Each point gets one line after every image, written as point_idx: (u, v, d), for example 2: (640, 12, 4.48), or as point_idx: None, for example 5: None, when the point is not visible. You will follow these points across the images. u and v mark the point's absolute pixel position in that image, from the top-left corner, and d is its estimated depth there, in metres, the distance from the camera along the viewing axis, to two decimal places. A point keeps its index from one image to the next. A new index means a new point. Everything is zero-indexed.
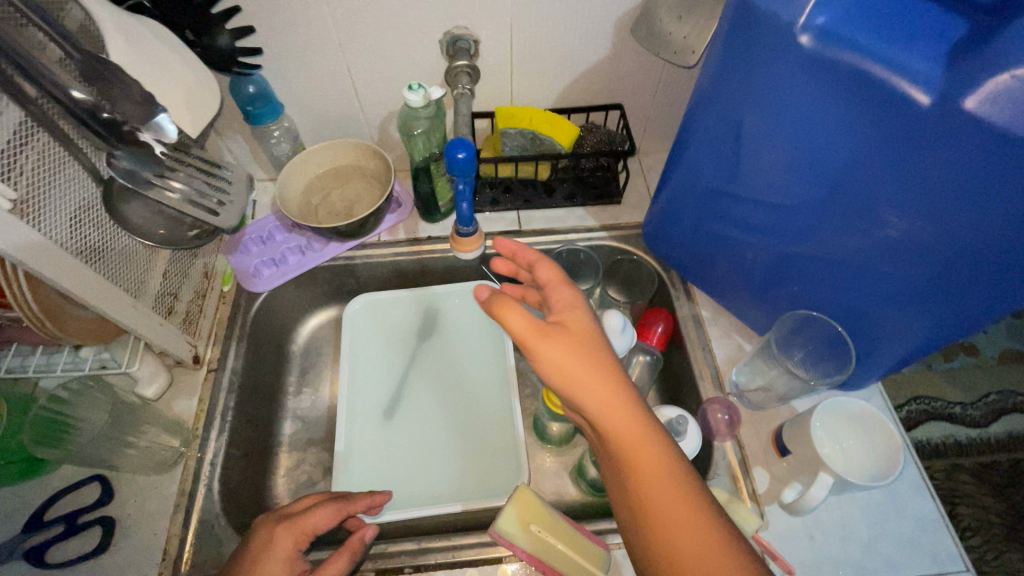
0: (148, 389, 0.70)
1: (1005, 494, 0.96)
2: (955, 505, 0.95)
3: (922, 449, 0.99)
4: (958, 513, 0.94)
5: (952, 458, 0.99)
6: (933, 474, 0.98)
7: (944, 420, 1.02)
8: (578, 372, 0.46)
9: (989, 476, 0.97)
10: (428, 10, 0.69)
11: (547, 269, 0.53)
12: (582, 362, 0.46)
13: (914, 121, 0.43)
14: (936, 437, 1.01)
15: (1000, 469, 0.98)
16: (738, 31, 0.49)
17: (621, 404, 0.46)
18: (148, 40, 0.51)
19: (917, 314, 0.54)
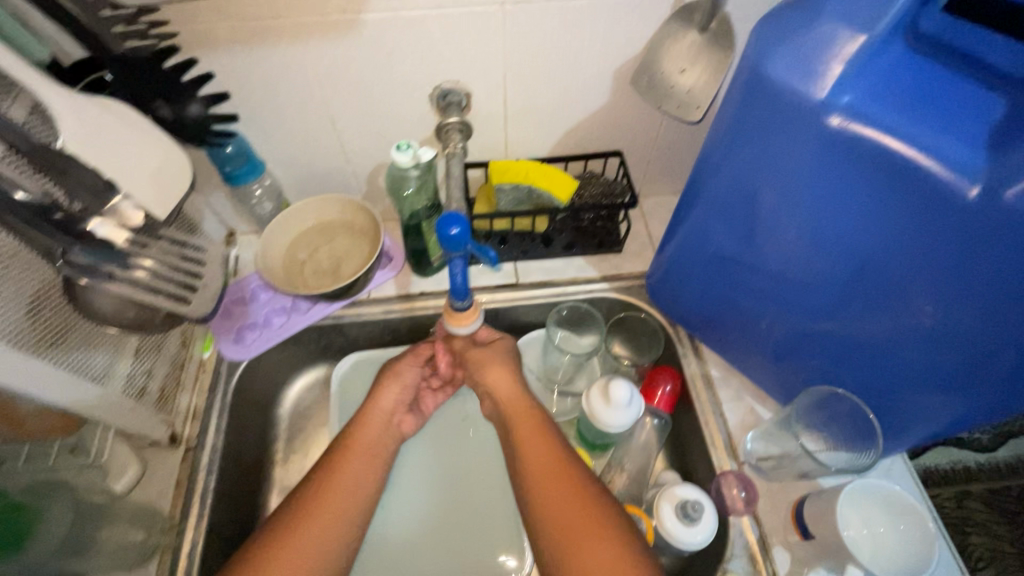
0: (118, 481, 0.64)
1: (1017, 522, 0.90)
2: (967, 535, 0.90)
3: (930, 476, 0.94)
4: (969, 543, 0.89)
5: (961, 485, 0.93)
6: (942, 503, 0.92)
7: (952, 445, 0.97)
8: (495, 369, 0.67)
9: (999, 502, 0.92)
10: (416, 65, 0.65)
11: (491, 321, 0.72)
12: (499, 367, 0.67)
13: (952, 212, 0.39)
14: (945, 463, 0.95)
15: (1012, 495, 0.93)
16: (756, 106, 0.45)
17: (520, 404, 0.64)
18: (108, 123, 0.47)
19: (951, 401, 0.50)
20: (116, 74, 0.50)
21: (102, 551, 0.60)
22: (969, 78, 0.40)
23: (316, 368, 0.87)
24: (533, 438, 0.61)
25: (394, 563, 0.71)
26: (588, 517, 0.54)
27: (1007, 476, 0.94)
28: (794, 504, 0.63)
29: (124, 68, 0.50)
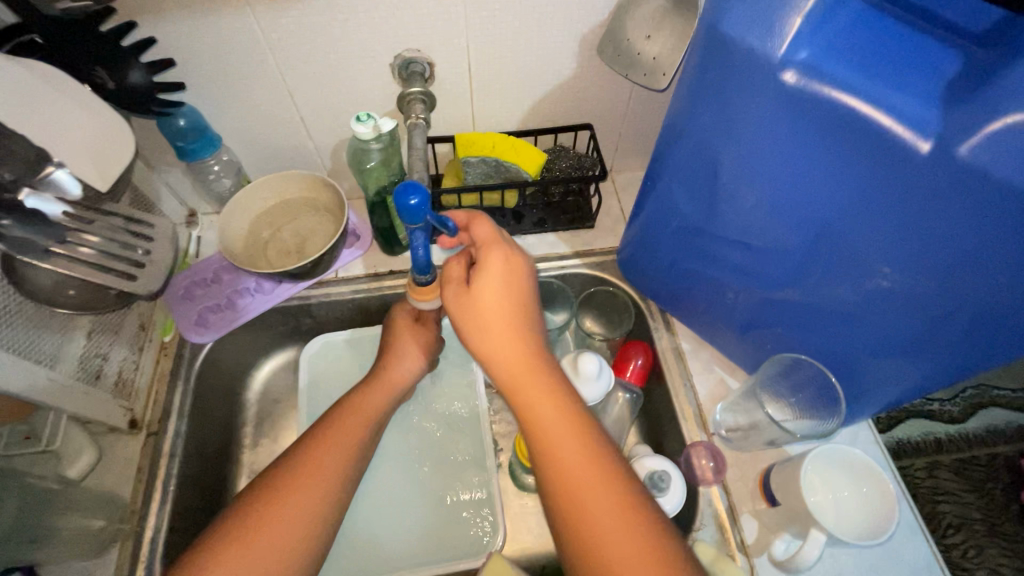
0: (72, 468, 0.62)
1: (985, 490, 0.93)
2: (938, 503, 0.91)
3: (901, 448, 0.97)
4: (940, 512, 0.90)
5: (932, 456, 0.95)
6: (914, 474, 0.94)
7: (925, 418, 0.99)
8: (497, 319, 0.51)
9: (970, 472, 0.94)
10: (373, 32, 0.63)
11: (482, 228, 0.55)
12: (504, 315, 0.51)
13: (908, 168, 0.39)
14: (917, 435, 0.98)
15: (981, 464, 0.95)
16: (715, 65, 0.44)
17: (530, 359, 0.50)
18: (37, 88, 0.45)
19: (910, 364, 0.50)
20: (46, 36, 0.47)
21: (59, 540, 0.59)
22: (928, 33, 0.39)
23: (285, 351, 0.85)
24: (544, 396, 0.49)
25: (366, 543, 0.70)
26: (636, 524, 0.44)
27: (977, 446, 0.97)
28: (762, 473, 0.64)
29: (54, 28, 0.47)
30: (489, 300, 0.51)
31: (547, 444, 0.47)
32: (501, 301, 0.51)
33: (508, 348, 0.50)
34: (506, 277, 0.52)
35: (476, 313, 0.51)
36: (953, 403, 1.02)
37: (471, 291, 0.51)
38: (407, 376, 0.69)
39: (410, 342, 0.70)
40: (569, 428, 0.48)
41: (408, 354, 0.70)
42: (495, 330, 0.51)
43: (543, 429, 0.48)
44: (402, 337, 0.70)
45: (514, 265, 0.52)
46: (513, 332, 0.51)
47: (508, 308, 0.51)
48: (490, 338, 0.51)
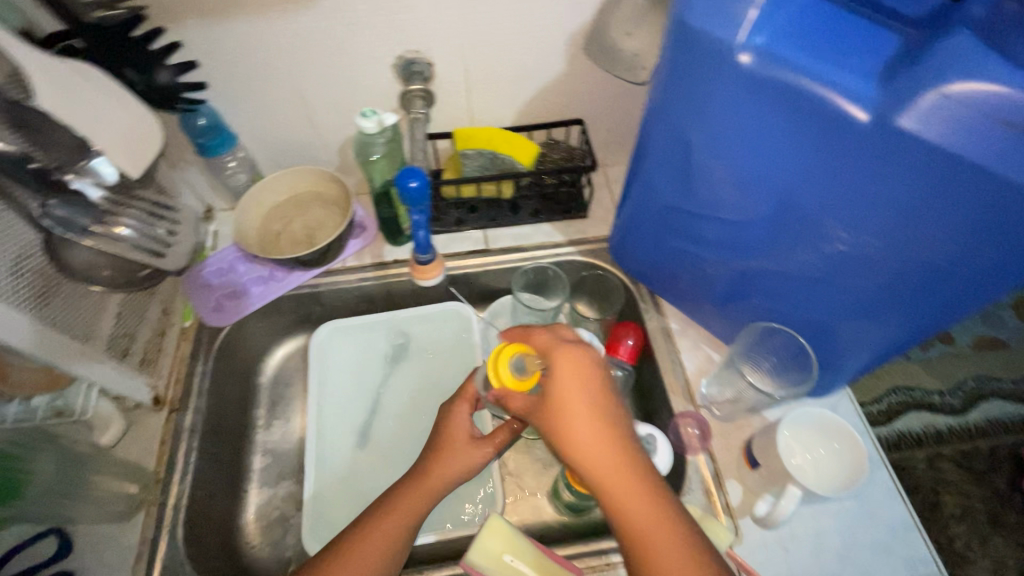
0: (103, 435, 0.68)
1: (986, 479, 0.95)
2: (939, 495, 0.94)
3: (902, 440, 0.99)
4: (941, 502, 0.93)
5: (933, 447, 0.98)
6: (915, 465, 0.97)
7: (923, 408, 1.02)
8: (575, 411, 0.49)
9: (969, 463, 0.97)
10: (375, 35, 0.69)
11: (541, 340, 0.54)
12: (583, 406, 0.49)
13: (854, 137, 0.43)
14: (917, 427, 1.00)
15: (981, 455, 0.98)
16: (683, 52, 0.48)
17: (617, 452, 0.48)
18: (76, 85, 0.50)
19: (873, 325, 0.55)
20: (88, 40, 0.54)
21: (90, 499, 0.64)
22: (870, 18, 0.44)
23: (296, 338, 0.90)
24: (632, 491, 0.46)
25: None
26: None
27: (977, 437, 1.00)
28: (745, 441, 0.67)
29: (95, 34, 0.53)
30: (570, 401, 0.49)
31: (637, 544, 0.46)
32: (584, 403, 0.49)
33: (599, 446, 0.48)
34: (583, 380, 0.50)
35: (561, 414, 0.49)
36: (952, 395, 1.04)
37: (554, 389, 0.50)
38: (445, 483, 0.62)
39: (459, 448, 0.64)
40: (664, 523, 0.46)
41: (457, 458, 0.63)
42: (584, 423, 0.49)
43: (632, 522, 0.46)
44: (449, 445, 0.64)
45: (590, 369, 0.51)
46: (598, 424, 0.49)
47: (590, 411, 0.49)
48: (578, 431, 0.48)
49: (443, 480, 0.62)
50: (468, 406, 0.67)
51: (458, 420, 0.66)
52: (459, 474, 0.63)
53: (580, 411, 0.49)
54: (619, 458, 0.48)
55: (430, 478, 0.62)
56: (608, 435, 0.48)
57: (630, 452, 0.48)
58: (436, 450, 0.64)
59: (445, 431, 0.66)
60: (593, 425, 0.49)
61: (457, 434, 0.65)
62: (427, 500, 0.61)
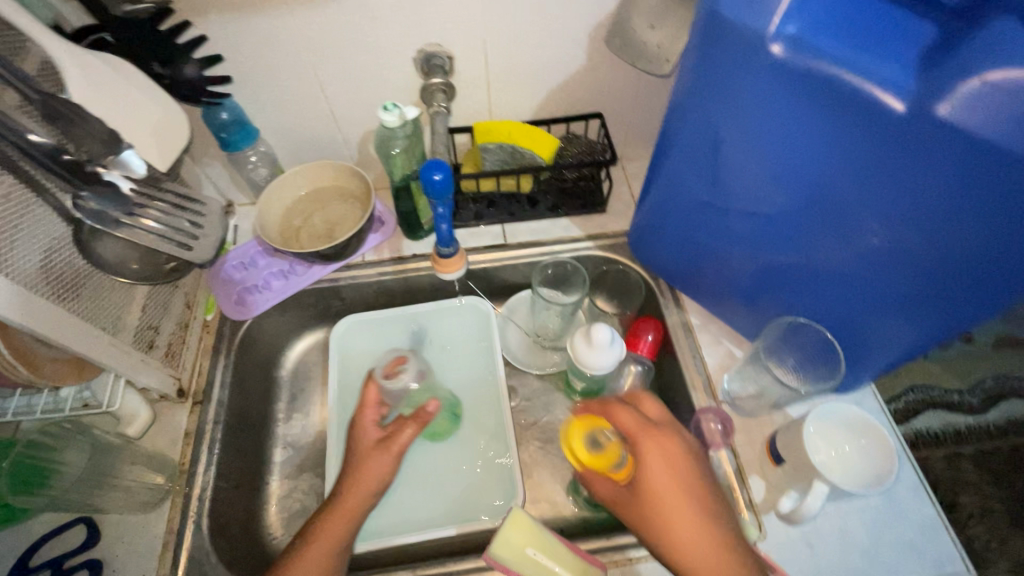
0: (130, 427, 0.69)
1: (1005, 480, 0.94)
2: (958, 495, 0.92)
3: (921, 438, 0.97)
4: (960, 502, 0.91)
5: (951, 447, 0.96)
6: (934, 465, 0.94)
7: (943, 407, 1.00)
8: (668, 497, 0.52)
9: (988, 462, 0.96)
10: (397, 28, 0.68)
11: (627, 418, 0.56)
12: (675, 488, 0.53)
13: (889, 128, 0.43)
14: (936, 427, 0.98)
15: (1001, 455, 0.97)
16: (713, 43, 0.48)
17: (712, 539, 0.50)
18: (109, 78, 0.50)
19: (905, 320, 0.54)
20: (117, 35, 0.55)
21: (120, 489, 0.65)
22: (907, 7, 0.43)
23: (316, 331, 0.91)
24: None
25: (394, 503, 0.75)
26: None
27: (996, 437, 0.99)
28: (768, 437, 0.67)
29: (124, 27, 0.54)
30: (666, 496, 0.52)
31: None
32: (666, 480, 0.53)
33: (689, 532, 0.51)
34: (671, 463, 0.54)
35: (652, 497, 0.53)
36: (972, 393, 1.03)
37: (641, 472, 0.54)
38: (369, 489, 0.63)
39: (369, 456, 0.65)
40: None
41: (371, 468, 0.64)
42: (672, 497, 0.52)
43: None
44: (358, 457, 0.65)
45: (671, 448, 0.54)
46: (682, 500, 0.52)
47: (690, 511, 0.52)
48: (671, 519, 0.51)
49: (360, 492, 0.62)
50: (372, 412, 0.68)
51: (364, 430, 0.67)
52: (379, 479, 0.64)
53: (671, 492, 0.52)
54: (712, 542, 0.50)
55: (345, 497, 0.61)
56: (702, 521, 0.51)
57: (724, 537, 0.51)
58: (348, 467, 0.64)
59: (352, 446, 0.66)
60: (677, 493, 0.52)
61: (364, 445, 0.66)
62: (358, 509, 0.61)
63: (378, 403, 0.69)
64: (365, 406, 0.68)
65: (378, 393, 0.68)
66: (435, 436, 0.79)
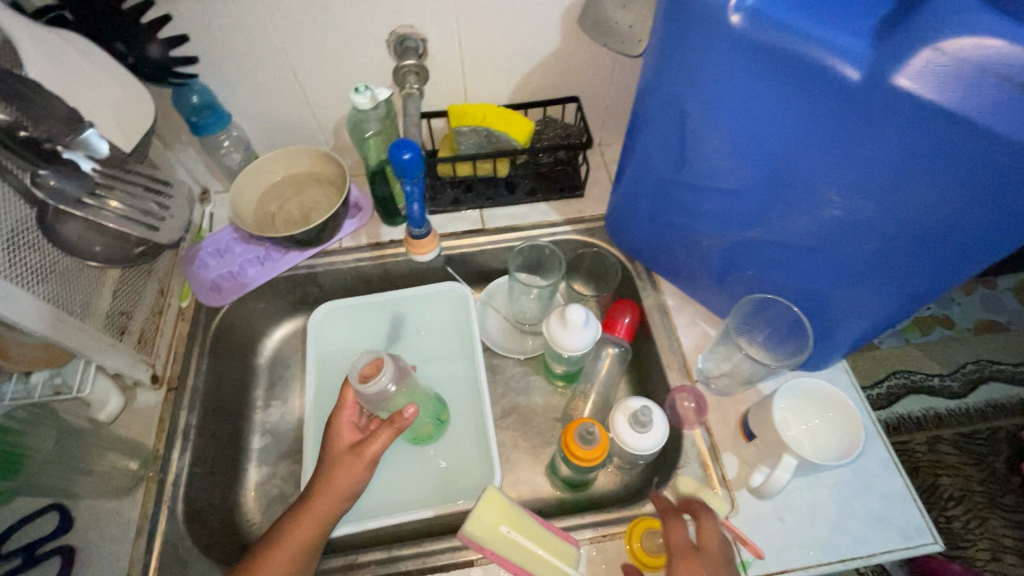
0: (101, 413, 0.69)
1: (986, 462, 0.97)
2: (940, 477, 0.96)
3: (903, 423, 1.00)
4: (941, 484, 0.95)
5: (933, 430, 0.99)
6: (915, 448, 0.98)
7: (925, 393, 1.02)
8: None
9: (970, 445, 0.98)
10: (368, 10, 0.68)
11: (673, 532, 0.57)
12: None
13: (848, 98, 0.43)
14: (917, 410, 1.01)
15: (981, 437, 0.98)
16: (674, 17, 0.48)
17: None
18: (67, 55, 0.51)
19: (866, 293, 0.55)
20: (76, 12, 0.54)
21: (94, 474, 0.64)
22: None
23: (294, 319, 0.90)
24: None
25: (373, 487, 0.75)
26: None
27: (977, 420, 1.00)
28: (741, 415, 0.68)
29: (86, 9, 0.54)
30: None
31: None
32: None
33: None
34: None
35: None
36: (952, 377, 1.04)
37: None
38: (338, 496, 0.61)
39: (340, 464, 0.62)
40: None
41: (340, 476, 0.62)
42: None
43: None
44: (331, 464, 0.63)
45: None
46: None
47: None
48: None
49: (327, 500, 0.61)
50: (349, 413, 0.66)
51: (337, 436, 0.65)
52: (347, 487, 0.61)
53: None
54: None
55: (318, 497, 0.61)
56: None
57: None
58: (321, 473, 0.63)
59: (328, 451, 0.65)
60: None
61: (338, 449, 0.64)
62: (326, 516, 0.60)
63: (356, 404, 0.67)
64: (342, 410, 0.66)
65: (354, 395, 0.66)
66: (418, 440, 0.77)
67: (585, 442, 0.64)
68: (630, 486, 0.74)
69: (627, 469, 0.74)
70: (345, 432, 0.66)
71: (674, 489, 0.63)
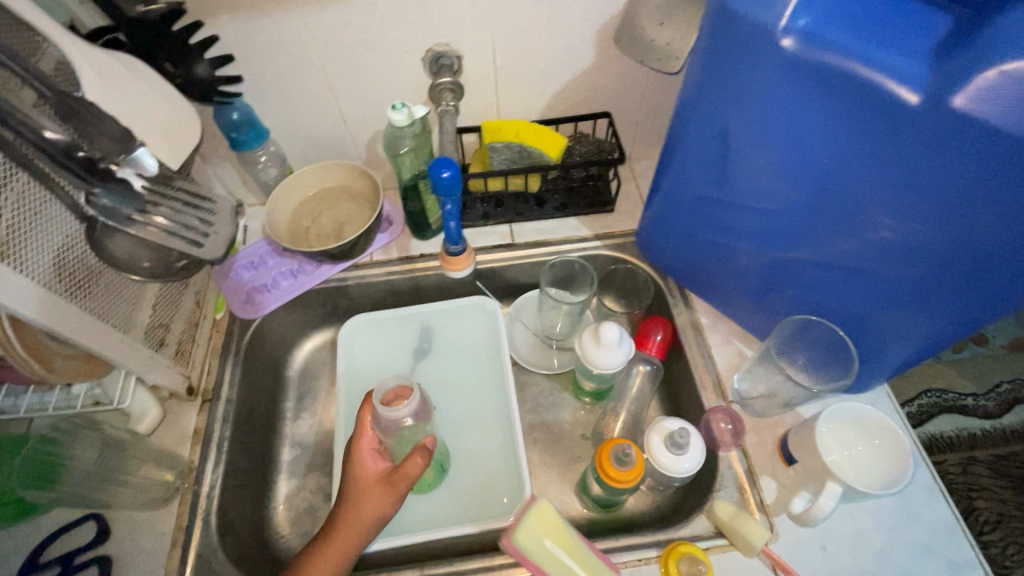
0: (140, 425, 0.69)
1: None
2: (973, 500, 0.91)
3: (934, 443, 0.96)
4: (975, 508, 0.90)
5: (967, 452, 0.95)
6: (947, 470, 0.94)
7: (958, 412, 0.99)
8: None
9: (1006, 467, 0.94)
10: (405, 28, 0.69)
11: None
12: None
13: (902, 120, 0.42)
14: (950, 430, 0.97)
15: (1020, 460, 0.94)
16: (721, 37, 0.48)
17: None
18: (121, 76, 0.52)
19: (916, 317, 0.53)
20: (129, 35, 0.56)
21: (130, 486, 0.65)
22: None
23: (324, 331, 0.91)
24: None
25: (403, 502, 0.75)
26: None
27: (1014, 441, 0.96)
28: (779, 437, 0.66)
29: (138, 30, 0.55)
30: None
31: None
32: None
33: None
34: None
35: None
36: (987, 398, 1.01)
37: None
38: (370, 523, 0.60)
39: (369, 493, 0.61)
40: None
41: (371, 503, 0.61)
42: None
43: None
44: (355, 493, 0.62)
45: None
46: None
47: None
48: None
49: (356, 526, 0.60)
50: (369, 440, 0.65)
51: (360, 464, 0.64)
52: (375, 514, 0.61)
53: None
54: None
55: (344, 520, 0.61)
56: None
57: None
58: (346, 502, 0.62)
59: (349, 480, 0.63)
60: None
61: (366, 479, 0.63)
62: (354, 542, 0.60)
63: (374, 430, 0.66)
64: (360, 435, 0.65)
65: (371, 418, 0.66)
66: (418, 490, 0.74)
67: (621, 463, 0.63)
68: (662, 508, 0.73)
69: (660, 490, 0.73)
70: (367, 462, 0.64)
71: (709, 514, 0.62)
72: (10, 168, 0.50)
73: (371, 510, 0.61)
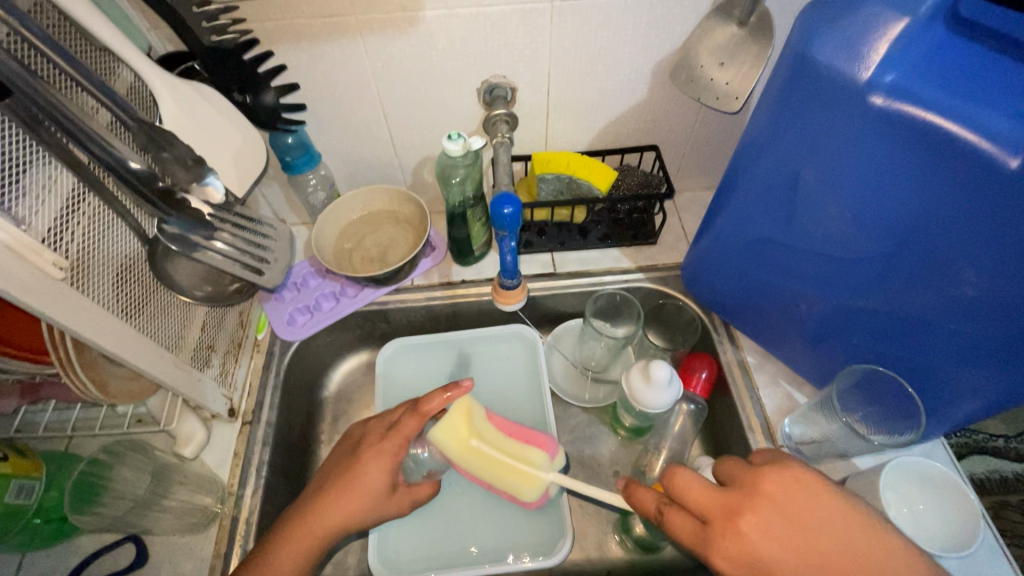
0: (186, 449, 0.68)
1: None
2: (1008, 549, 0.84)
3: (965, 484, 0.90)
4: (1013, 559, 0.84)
5: (999, 495, 0.89)
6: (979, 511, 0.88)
7: (988, 453, 0.93)
8: (689, 490, 0.48)
9: None
10: (466, 62, 0.69)
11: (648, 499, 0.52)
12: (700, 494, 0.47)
13: (994, 179, 0.41)
14: (980, 472, 0.91)
15: None
16: (799, 85, 0.48)
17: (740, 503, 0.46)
18: (198, 104, 0.54)
19: (993, 375, 0.51)
20: (201, 64, 0.56)
21: (169, 512, 0.64)
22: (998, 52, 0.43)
23: (360, 352, 0.90)
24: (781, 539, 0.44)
25: (437, 535, 0.73)
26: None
27: None
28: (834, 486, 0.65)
29: (209, 59, 0.56)
30: (695, 491, 0.47)
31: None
32: (776, 529, 0.44)
33: (708, 497, 0.47)
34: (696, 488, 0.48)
35: (763, 495, 0.46)
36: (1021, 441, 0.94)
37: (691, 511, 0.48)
38: (361, 519, 0.62)
39: (374, 494, 0.62)
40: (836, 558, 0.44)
41: (363, 503, 0.61)
42: (818, 530, 0.45)
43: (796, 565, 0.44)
44: (357, 493, 0.61)
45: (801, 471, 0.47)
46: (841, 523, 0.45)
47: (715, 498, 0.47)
48: (692, 494, 0.48)
49: (346, 517, 0.60)
50: (395, 443, 0.62)
51: (380, 470, 0.62)
52: (364, 516, 0.62)
53: (692, 494, 0.47)
54: (719, 499, 0.47)
55: (334, 510, 0.60)
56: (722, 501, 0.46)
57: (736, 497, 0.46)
58: (343, 487, 0.61)
59: (358, 478, 0.62)
60: (776, 535, 0.44)
61: (379, 486, 0.62)
62: (324, 542, 0.60)
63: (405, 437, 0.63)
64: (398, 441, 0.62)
65: (413, 425, 0.62)
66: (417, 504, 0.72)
67: None
68: None
69: None
70: (383, 470, 0.62)
71: None
72: (81, 192, 0.49)
73: (361, 503, 0.61)
